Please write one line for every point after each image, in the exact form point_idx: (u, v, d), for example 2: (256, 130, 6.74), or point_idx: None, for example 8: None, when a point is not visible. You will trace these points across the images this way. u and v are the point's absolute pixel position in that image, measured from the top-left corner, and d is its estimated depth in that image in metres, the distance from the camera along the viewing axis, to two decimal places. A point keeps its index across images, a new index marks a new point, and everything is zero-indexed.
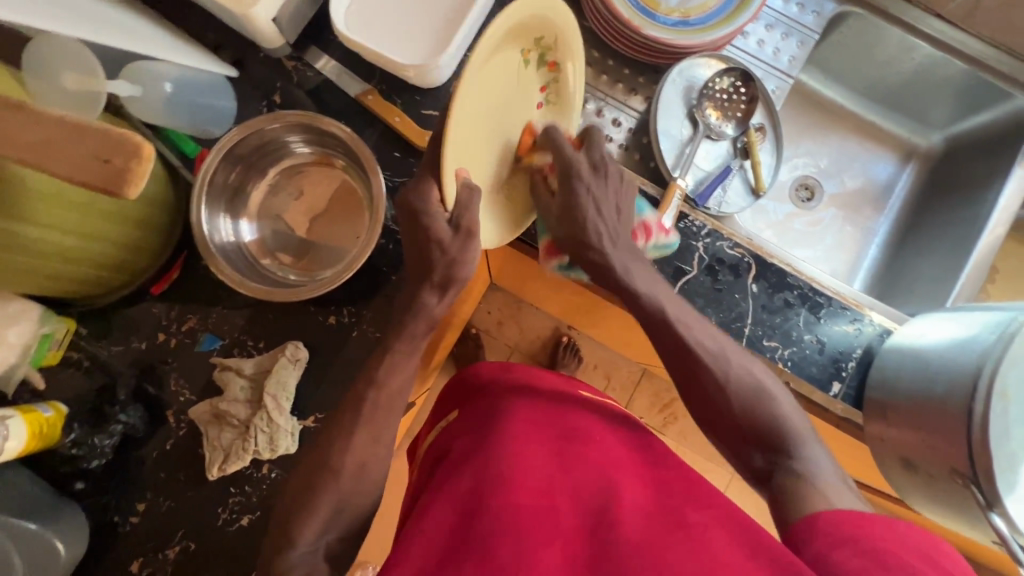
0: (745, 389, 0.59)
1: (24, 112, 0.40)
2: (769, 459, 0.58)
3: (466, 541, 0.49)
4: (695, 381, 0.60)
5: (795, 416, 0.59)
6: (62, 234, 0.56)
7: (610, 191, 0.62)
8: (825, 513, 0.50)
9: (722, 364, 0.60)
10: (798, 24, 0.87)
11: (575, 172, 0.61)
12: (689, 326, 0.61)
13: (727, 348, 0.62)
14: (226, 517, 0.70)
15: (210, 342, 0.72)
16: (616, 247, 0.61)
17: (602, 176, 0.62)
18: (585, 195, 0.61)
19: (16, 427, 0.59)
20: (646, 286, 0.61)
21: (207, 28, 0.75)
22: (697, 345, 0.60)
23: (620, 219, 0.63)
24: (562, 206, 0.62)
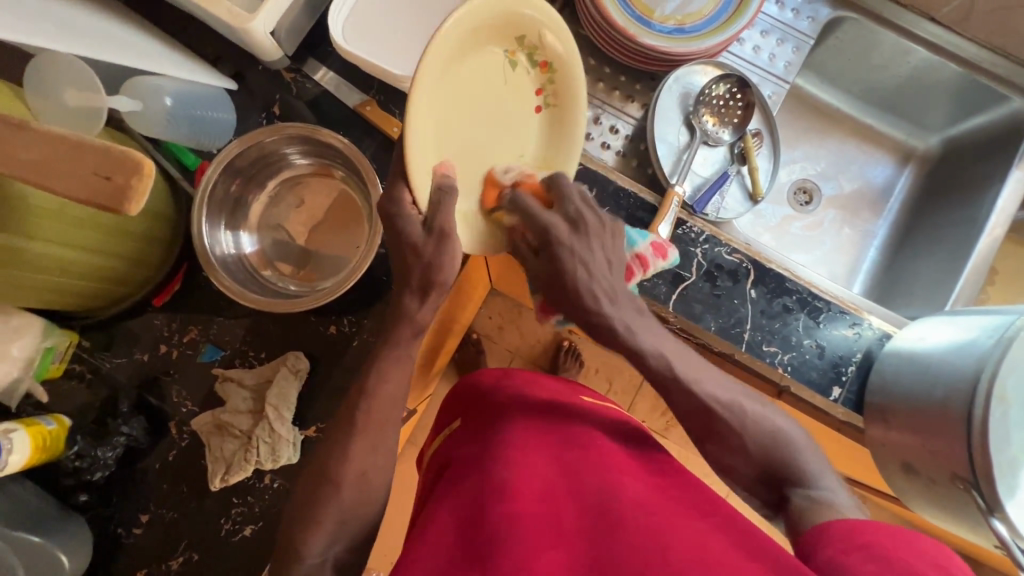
0: (759, 433, 0.58)
1: (24, 131, 0.41)
2: (784, 491, 0.57)
3: (468, 550, 0.48)
4: (708, 429, 0.59)
5: (808, 446, 0.59)
6: (63, 249, 0.56)
7: (599, 250, 0.59)
8: (840, 522, 0.48)
9: (734, 412, 0.58)
10: (793, 30, 0.88)
11: (556, 236, 0.58)
12: (698, 378, 0.59)
13: (739, 394, 0.60)
14: (229, 528, 0.70)
15: (211, 353, 0.73)
16: (615, 306, 0.59)
17: (585, 235, 0.59)
18: (571, 258, 0.58)
19: (20, 441, 0.59)
20: (651, 342, 0.59)
21: (207, 42, 0.75)
22: (712, 401, 0.58)
23: (612, 271, 0.60)
24: (549, 274, 0.59)
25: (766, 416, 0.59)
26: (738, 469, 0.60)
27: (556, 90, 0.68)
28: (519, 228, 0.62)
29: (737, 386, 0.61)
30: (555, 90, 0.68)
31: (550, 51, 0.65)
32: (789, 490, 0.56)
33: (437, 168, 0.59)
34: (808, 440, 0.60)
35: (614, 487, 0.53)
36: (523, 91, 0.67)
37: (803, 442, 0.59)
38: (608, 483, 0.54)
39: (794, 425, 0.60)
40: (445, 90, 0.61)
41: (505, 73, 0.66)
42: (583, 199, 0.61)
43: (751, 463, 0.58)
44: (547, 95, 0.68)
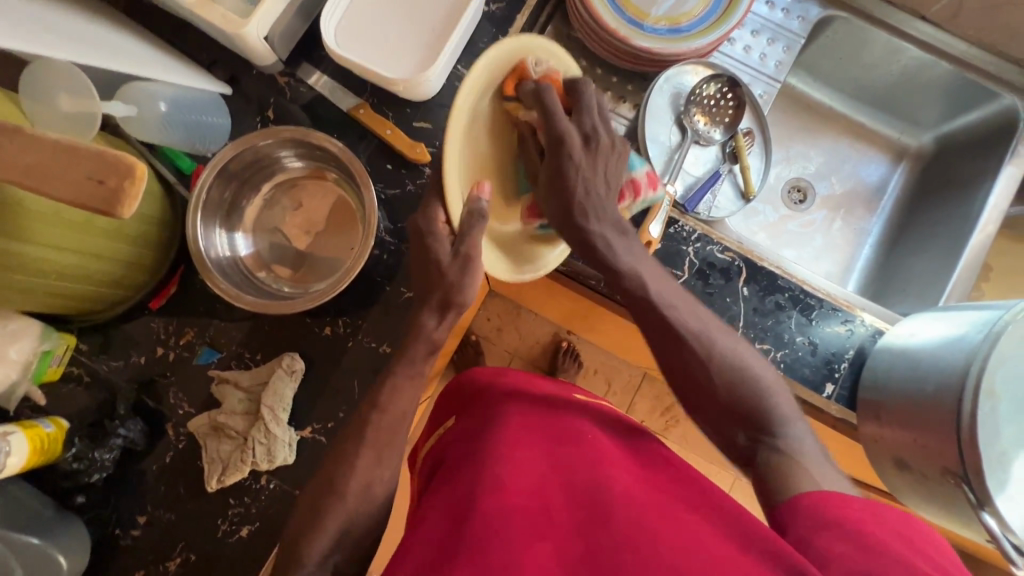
0: (728, 367, 0.59)
1: (18, 136, 0.42)
2: (753, 436, 0.57)
3: (458, 541, 0.48)
4: (677, 356, 0.60)
5: (778, 390, 0.59)
6: (60, 253, 0.57)
7: (600, 166, 0.61)
8: (809, 495, 0.49)
9: (706, 344, 0.59)
10: (784, 29, 0.89)
11: (568, 146, 0.60)
12: (674, 306, 0.61)
13: (711, 328, 0.61)
14: (226, 529, 0.70)
15: (208, 355, 0.73)
16: (601, 221, 0.61)
17: (594, 151, 0.61)
18: (574, 174, 0.60)
19: (18, 443, 0.60)
20: (631, 260, 0.62)
21: (202, 47, 0.76)
22: (682, 327, 0.60)
23: (609, 193, 0.62)
24: (550, 176, 0.62)
25: (735, 353, 0.60)
26: (713, 420, 0.60)
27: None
28: (536, 122, 0.64)
29: (712, 321, 0.62)
30: None
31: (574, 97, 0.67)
32: (759, 436, 0.56)
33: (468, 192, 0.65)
34: (779, 384, 0.60)
35: (606, 482, 0.53)
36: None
37: (774, 386, 0.59)
38: (600, 478, 0.54)
39: (764, 366, 0.61)
40: (486, 129, 0.68)
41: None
42: (600, 110, 0.63)
43: (721, 405, 0.59)
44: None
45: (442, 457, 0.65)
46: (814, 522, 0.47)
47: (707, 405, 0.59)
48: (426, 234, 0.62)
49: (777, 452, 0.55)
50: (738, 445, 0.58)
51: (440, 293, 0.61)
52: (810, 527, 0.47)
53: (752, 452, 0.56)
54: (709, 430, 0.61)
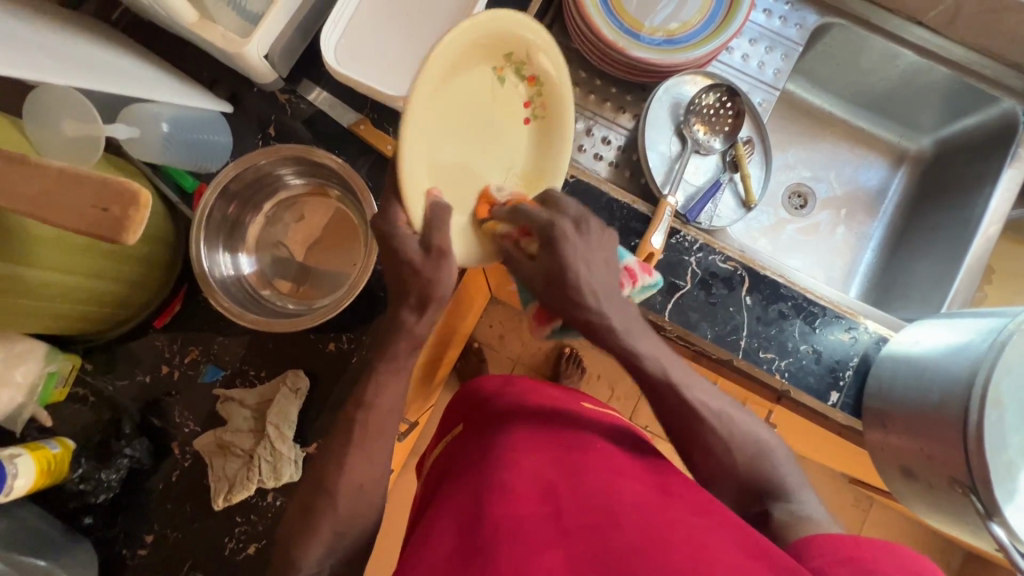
0: (743, 442, 0.60)
1: (25, 166, 0.42)
2: (764, 506, 0.59)
3: (467, 556, 0.49)
4: (692, 438, 0.61)
5: (784, 465, 0.61)
6: (63, 276, 0.57)
7: (595, 248, 0.58)
8: (820, 537, 0.50)
9: (723, 422, 0.60)
10: (782, 37, 0.89)
11: (559, 230, 0.56)
12: (690, 384, 0.61)
13: (728, 405, 0.62)
14: (233, 547, 0.70)
15: (212, 373, 0.73)
16: (611, 305, 0.59)
17: (587, 233, 0.58)
18: (572, 254, 0.56)
19: (25, 465, 0.60)
20: (646, 348, 0.60)
21: (203, 66, 0.77)
22: (702, 406, 0.60)
23: (609, 271, 0.59)
24: (547, 271, 0.57)
25: (749, 430, 0.61)
26: (722, 487, 0.61)
27: (545, 101, 0.66)
28: (517, 232, 0.59)
29: (725, 402, 0.62)
30: (543, 103, 0.66)
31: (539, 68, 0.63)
32: None
33: (430, 189, 0.57)
34: (784, 453, 0.62)
35: (615, 490, 0.53)
36: (510, 102, 0.65)
37: (779, 455, 0.61)
38: (609, 486, 0.54)
39: (773, 438, 0.62)
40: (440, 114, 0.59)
41: (492, 87, 0.63)
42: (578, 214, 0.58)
43: (734, 479, 0.60)
44: (536, 107, 0.66)
45: (450, 467, 0.65)
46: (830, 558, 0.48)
47: (718, 475, 0.60)
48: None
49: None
50: (748, 511, 0.60)
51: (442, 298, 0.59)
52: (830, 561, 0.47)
53: (764, 517, 0.58)
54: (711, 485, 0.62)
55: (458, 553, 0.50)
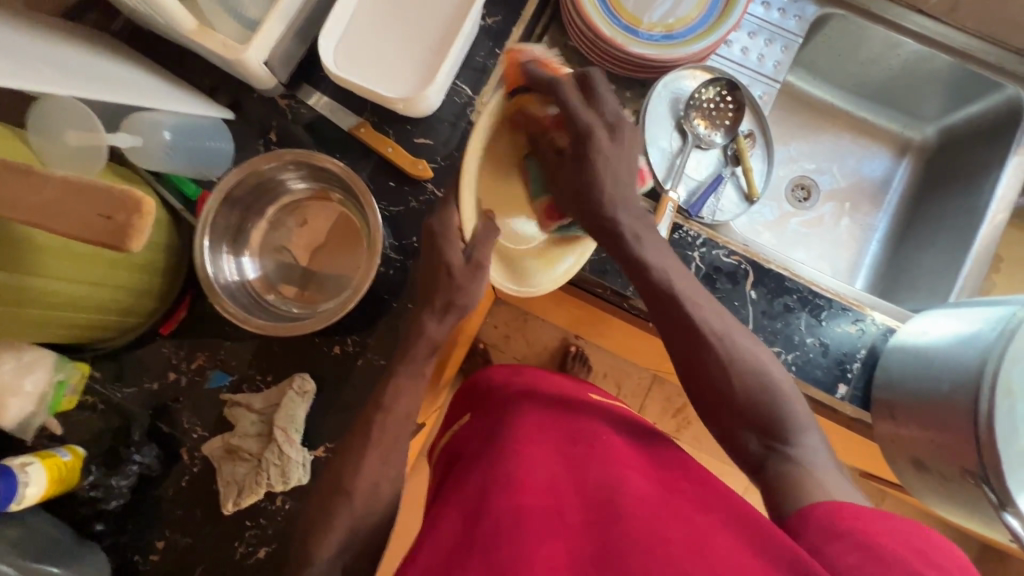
0: (749, 371, 0.58)
1: (28, 176, 0.42)
2: (767, 446, 0.56)
3: (469, 543, 0.49)
4: (696, 362, 0.59)
5: (795, 399, 0.58)
6: (70, 284, 0.58)
7: (624, 154, 0.62)
8: (822, 506, 0.49)
9: (726, 343, 0.59)
10: (781, 29, 0.89)
11: (594, 137, 0.61)
12: (697, 303, 0.60)
13: (734, 332, 0.60)
14: (243, 551, 0.71)
15: (219, 379, 0.74)
16: (627, 212, 0.62)
17: (619, 138, 0.62)
18: (604, 160, 0.61)
19: (37, 473, 0.61)
20: (653, 253, 0.62)
21: (203, 73, 0.77)
22: (705, 326, 0.59)
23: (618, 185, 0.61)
24: (579, 176, 0.62)
25: (754, 358, 0.59)
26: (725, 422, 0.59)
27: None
28: (551, 122, 0.67)
29: (731, 325, 0.61)
30: None
31: None
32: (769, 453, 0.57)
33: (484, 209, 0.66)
34: (794, 389, 0.59)
35: (619, 481, 0.53)
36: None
37: (790, 393, 0.58)
38: (614, 478, 0.53)
39: (784, 375, 0.59)
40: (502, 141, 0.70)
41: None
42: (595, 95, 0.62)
43: (736, 412, 0.58)
44: None
45: (456, 459, 0.65)
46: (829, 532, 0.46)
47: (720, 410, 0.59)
48: (435, 245, 0.63)
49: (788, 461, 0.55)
50: (749, 451, 0.58)
51: (443, 296, 0.63)
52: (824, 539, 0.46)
53: (763, 462, 0.56)
54: (716, 430, 0.60)
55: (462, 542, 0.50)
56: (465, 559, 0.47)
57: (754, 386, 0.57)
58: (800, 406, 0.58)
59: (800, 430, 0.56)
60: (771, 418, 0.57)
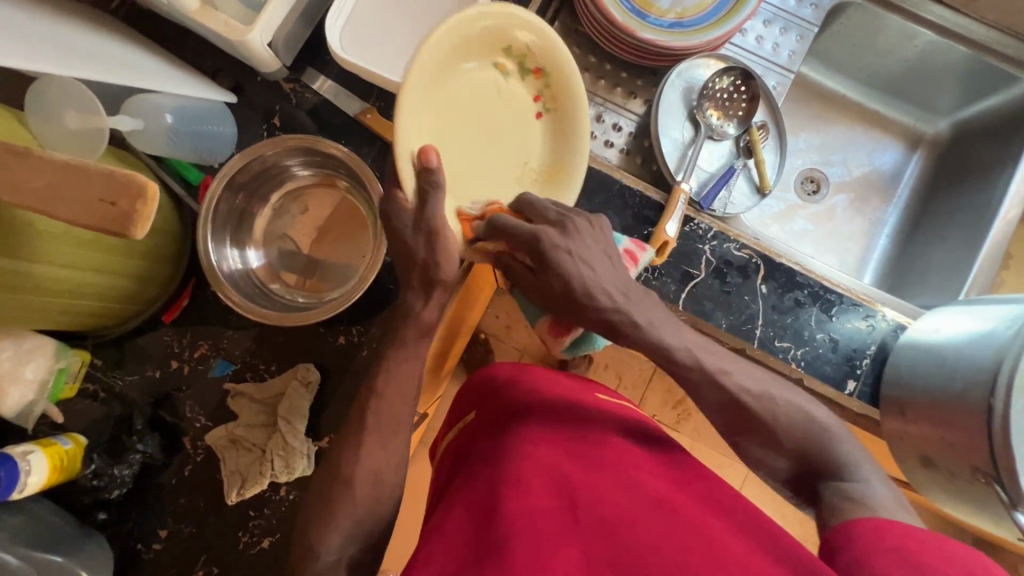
0: (794, 427, 0.55)
1: (29, 158, 0.41)
2: (818, 486, 0.54)
3: (481, 546, 0.48)
4: (744, 428, 0.56)
5: (843, 435, 0.56)
6: (71, 271, 0.57)
7: (591, 242, 0.57)
8: (864, 520, 0.47)
9: (768, 405, 0.55)
10: (797, 18, 0.87)
11: (546, 243, 0.55)
12: (730, 371, 0.57)
13: (773, 385, 0.57)
14: (247, 540, 0.70)
15: (222, 368, 0.73)
16: (628, 298, 0.56)
17: (572, 233, 0.57)
18: (568, 260, 0.55)
19: (38, 462, 0.60)
20: (675, 339, 0.57)
21: (205, 54, 0.75)
22: (742, 394, 0.55)
23: (616, 267, 0.57)
24: (548, 286, 0.57)
25: (797, 406, 0.56)
26: (770, 462, 0.56)
27: (554, 93, 0.68)
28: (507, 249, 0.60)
29: (770, 378, 0.58)
30: (553, 94, 0.68)
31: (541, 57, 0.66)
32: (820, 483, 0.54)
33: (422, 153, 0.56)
34: (838, 422, 0.57)
35: (631, 486, 0.52)
36: (517, 101, 0.68)
37: (840, 432, 0.56)
38: (626, 482, 0.53)
39: (827, 413, 0.57)
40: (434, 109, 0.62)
41: (496, 84, 0.67)
42: (556, 206, 0.59)
43: (783, 456, 0.56)
44: (546, 99, 0.69)
45: (463, 457, 0.65)
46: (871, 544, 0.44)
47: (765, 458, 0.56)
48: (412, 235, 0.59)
49: (842, 492, 0.52)
50: (801, 486, 0.56)
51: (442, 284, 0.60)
52: (860, 552, 0.44)
53: (818, 496, 0.54)
54: (766, 473, 0.58)
55: (473, 544, 0.49)
56: (476, 562, 0.47)
57: (799, 437, 0.55)
58: (856, 449, 0.55)
59: (854, 463, 0.54)
60: (817, 461, 0.55)
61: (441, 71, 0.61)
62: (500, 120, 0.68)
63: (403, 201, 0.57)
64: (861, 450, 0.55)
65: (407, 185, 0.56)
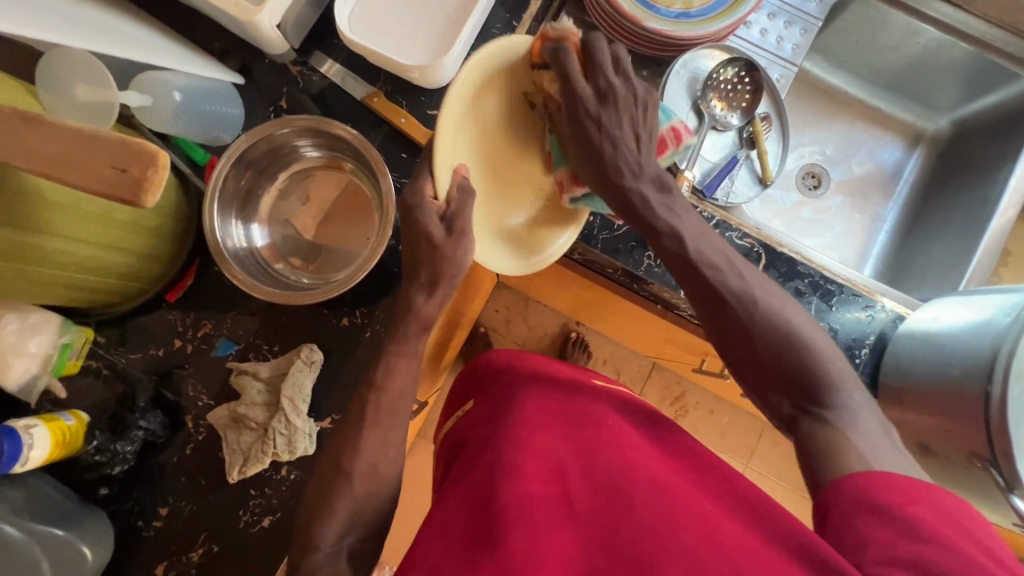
0: (780, 330, 0.53)
1: (40, 125, 0.41)
2: (798, 407, 0.52)
3: (478, 531, 0.49)
4: (722, 323, 0.55)
5: (832, 354, 0.53)
6: (77, 244, 0.57)
7: (628, 118, 0.57)
8: (860, 474, 0.46)
9: (751, 303, 0.54)
10: (801, 12, 0.88)
11: (581, 104, 0.57)
12: (716, 267, 0.56)
13: (756, 285, 0.55)
14: (248, 519, 0.70)
15: (225, 347, 0.73)
16: (639, 178, 0.57)
17: (616, 106, 0.57)
18: (597, 131, 0.57)
19: (40, 436, 0.60)
20: (669, 217, 0.57)
21: (212, 36, 0.75)
22: (725, 286, 0.55)
23: (640, 146, 0.57)
24: (577, 143, 0.59)
25: (785, 316, 0.53)
26: (751, 373, 0.54)
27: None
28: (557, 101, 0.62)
29: (766, 285, 0.56)
30: None
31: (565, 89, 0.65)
32: (809, 406, 0.51)
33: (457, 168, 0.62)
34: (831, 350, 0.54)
35: (625, 467, 0.52)
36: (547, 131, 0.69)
37: (828, 352, 0.53)
38: (622, 461, 0.53)
39: (817, 332, 0.54)
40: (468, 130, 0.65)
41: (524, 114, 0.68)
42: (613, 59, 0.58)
43: (766, 365, 0.53)
44: None
45: (462, 441, 0.66)
46: (866, 507, 0.44)
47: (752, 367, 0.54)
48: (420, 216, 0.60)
49: (821, 425, 0.50)
50: (782, 412, 0.54)
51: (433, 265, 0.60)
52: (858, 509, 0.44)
53: (797, 419, 0.52)
54: (751, 392, 0.56)
55: (470, 528, 0.50)
56: (472, 547, 0.47)
57: (783, 344, 0.52)
58: (843, 370, 0.53)
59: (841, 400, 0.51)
60: (800, 378, 0.52)
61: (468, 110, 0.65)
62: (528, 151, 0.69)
63: (432, 199, 0.62)
64: (846, 371, 0.52)
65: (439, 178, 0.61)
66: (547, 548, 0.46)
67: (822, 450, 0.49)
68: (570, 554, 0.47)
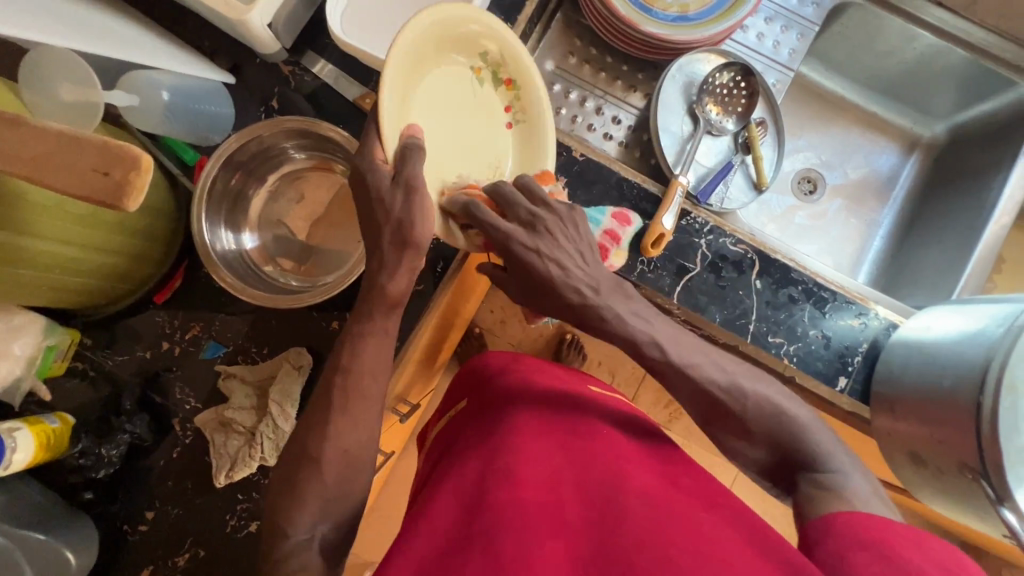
0: (764, 418, 0.53)
1: (19, 127, 0.40)
2: (792, 475, 0.54)
3: (467, 539, 0.48)
4: (714, 418, 0.55)
5: (819, 430, 0.54)
6: (61, 246, 0.56)
7: (565, 238, 0.56)
8: (846, 513, 0.46)
9: (735, 394, 0.54)
10: (798, 16, 0.87)
11: (514, 244, 0.55)
12: (696, 363, 0.55)
13: (739, 374, 0.55)
14: (235, 524, 0.70)
15: (213, 350, 0.72)
16: (599, 294, 0.55)
17: (544, 232, 0.55)
18: (536, 258, 0.54)
19: (24, 439, 0.60)
20: (642, 326, 0.55)
21: (203, 34, 0.74)
22: (708, 384, 0.54)
23: (587, 263, 0.56)
24: (523, 280, 0.56)
25: (768, 398, 0.54)
26: (746, 449, 0.55)
27: (523, 105, 0.69)
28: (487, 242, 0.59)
29: (746, 368, 0.57)
30: (521, 107, 0.70)
31: (515, 69, 0.67)
32: (799, 475, 0.53)
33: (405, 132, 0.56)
34: (815, 419, 0.55)
35: (618, 480, 0.52)
36: (490, 109, 0.68)
37: (812, 424, 0.54)
38: (614, 474, 0.53)
39: (801, 408, 0.55)
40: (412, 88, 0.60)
41: (472, 87, 0.67)
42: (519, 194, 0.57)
43: (757, 444, 0.54)
44: (515, 111, 0.70)
45: (452, 444, 0.65)
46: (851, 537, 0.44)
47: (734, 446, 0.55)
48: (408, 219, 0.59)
49: (819, 484, 0.51)
50: (778, 475, 0.55)
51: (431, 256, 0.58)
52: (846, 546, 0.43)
53: (793, 487, 0.53)
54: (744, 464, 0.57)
55: (458, 536, 0.49)
56: (461, 552, 0.47)
57: (770, 426, 0.53)
58: (830, 440, 0.54)
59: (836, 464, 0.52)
60: (788, 451, 0.54)
61: (419, 63, 0.60)
62: (471, 127, 0.67)
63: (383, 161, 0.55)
64: (833, 439, 0.54)
65: (388, 146, 0.55)
66: (537, 559, 0.45)
67: (814, 504, 0.50)
68: (560, 566, 0.46)
